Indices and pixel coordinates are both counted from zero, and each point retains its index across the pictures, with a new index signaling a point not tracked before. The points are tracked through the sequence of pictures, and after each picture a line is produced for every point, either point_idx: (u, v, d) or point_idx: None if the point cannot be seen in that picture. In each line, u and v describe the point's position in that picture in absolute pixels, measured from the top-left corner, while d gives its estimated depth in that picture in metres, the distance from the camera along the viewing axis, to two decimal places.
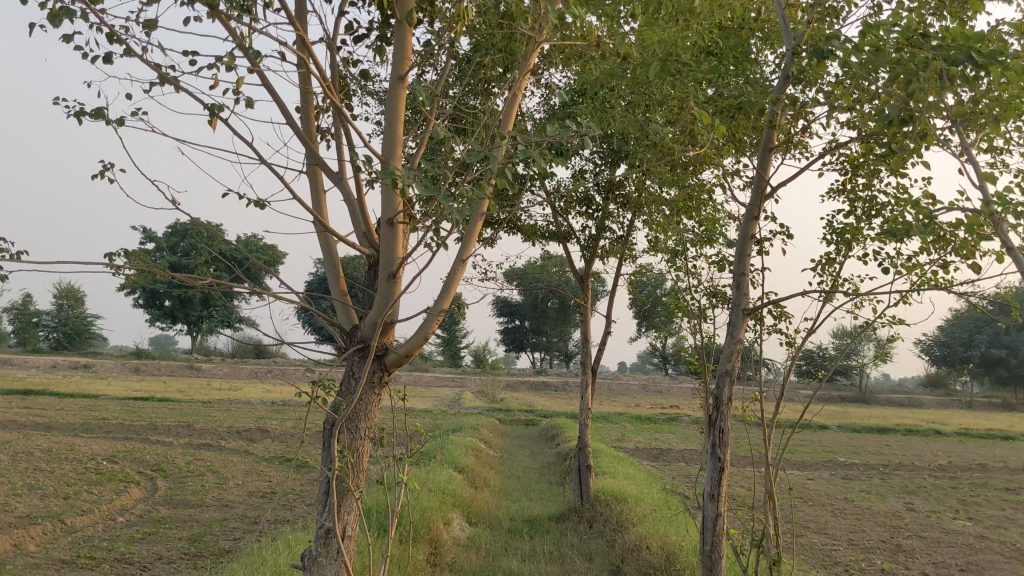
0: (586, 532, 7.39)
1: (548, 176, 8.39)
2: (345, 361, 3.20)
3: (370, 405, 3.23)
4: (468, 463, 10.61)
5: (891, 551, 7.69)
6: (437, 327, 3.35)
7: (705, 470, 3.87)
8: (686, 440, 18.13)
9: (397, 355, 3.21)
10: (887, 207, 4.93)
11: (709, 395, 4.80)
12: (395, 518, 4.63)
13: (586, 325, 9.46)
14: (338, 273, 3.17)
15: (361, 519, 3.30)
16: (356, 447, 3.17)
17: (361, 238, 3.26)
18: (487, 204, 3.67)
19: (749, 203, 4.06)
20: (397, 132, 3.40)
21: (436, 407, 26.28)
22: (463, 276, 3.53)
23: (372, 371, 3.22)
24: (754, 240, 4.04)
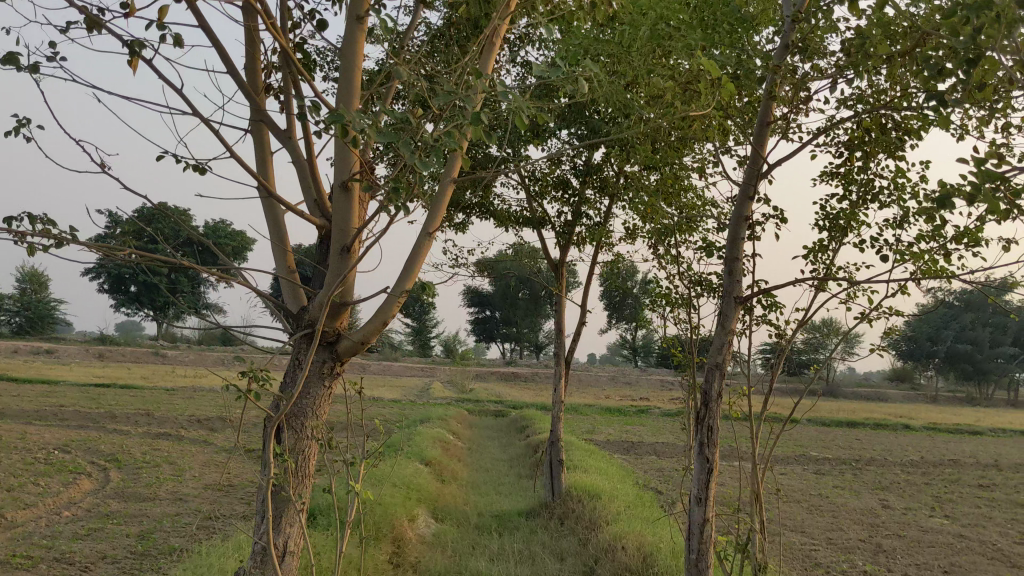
0: (557, 530, 7.08)
1: (523, 160, 8.05)
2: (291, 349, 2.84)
3: (316, 401, 2.88)
4: (435, 455, 10.26)
5: (870, 551, 7.47)
6: (398, 310, 2.99)
7: (693, 472, 3.56)
8: (657, 433, 17.93)
9: (349, 343, 2.85)
10: (884, 191, 4.67)
11: (693, 391, 4.48)
12: (351, 522, 4.28)
13: (560, 316, 9.14)
14: (284, 247, 2.79)
15: (304, 529, 2.97)
16: (302, 451, 2.85)
17: (313, 208, 2.89)
18: (457, 170, 3.30)
19: (743, 182, 3.75)
20: (354, 83, 3.06)
21: (405, 396, 25.93)
22: (429, 251, 3.16)
23: (321, 361, 2.87)
24: (748, 222, 3.72)
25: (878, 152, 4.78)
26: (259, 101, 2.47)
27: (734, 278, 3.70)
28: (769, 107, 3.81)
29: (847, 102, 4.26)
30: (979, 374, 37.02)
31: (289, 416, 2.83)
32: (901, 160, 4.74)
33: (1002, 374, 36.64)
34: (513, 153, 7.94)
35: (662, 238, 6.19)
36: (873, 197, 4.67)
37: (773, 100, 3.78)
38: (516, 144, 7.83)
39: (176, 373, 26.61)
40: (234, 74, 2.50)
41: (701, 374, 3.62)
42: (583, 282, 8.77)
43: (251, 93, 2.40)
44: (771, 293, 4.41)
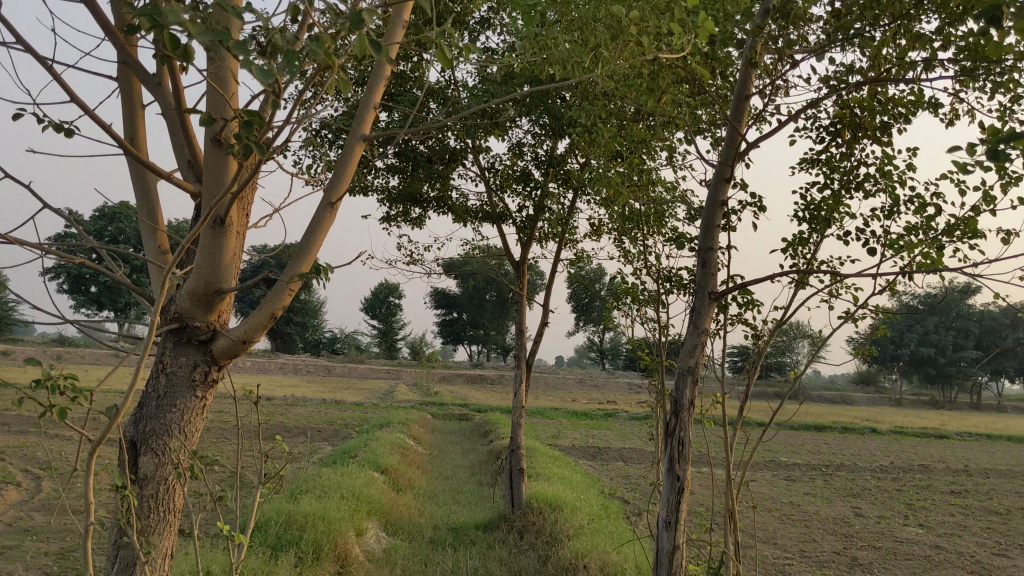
0: (517, 544, 6.61)
1: (484, 151, 7.62)
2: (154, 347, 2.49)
3: (184, 414, 2.47)
4: (392, 462, 9.76)
5: (846, 564, 7.11)
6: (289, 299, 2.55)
7: (661, 490, 3.12)
8: (624, 438, 17.56)
9: (228, 340, 2.48)
10: (869, 178, 4.29)
11: (661, 397, 4.04)
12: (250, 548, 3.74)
13: (521, 316, 8.69)
14: (150, 222, 2.36)
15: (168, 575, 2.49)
16: (162, 475, 2.41)
17: (188, 171, 2.42)
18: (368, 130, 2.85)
19: (719, 161, 3.33)
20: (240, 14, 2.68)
21: (368, 400, 25.42)
22: (332, 224, 2.71)
23: (192, 363, 2.49)
24: (723, 206, 3.29)
25: (864, 137, 4.40)
26: (125, 41, 2.03)
27: (709, 269, 3.27)
28: (748, 78, 3.40)
29: (831, 78, 3.87)
30: (944, 377, 37.16)
31: (146, 434, 2.42)
32: (889, 145, 4.36)
33: (965, 378, 36.84)
34: (472, 142, 7.55)
35: (631, 235, 5.78)
36: (859, 184, 4.29)
37: (753, 67, 3.37)
38: (477, 135, 7.42)
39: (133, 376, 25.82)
40: (95, 8, 2.05)
41: (671, 380, 3.19)
42: (545, 282, 8.35)
43: (111, 31, 1.97)
44: (748, 290, 4.01)
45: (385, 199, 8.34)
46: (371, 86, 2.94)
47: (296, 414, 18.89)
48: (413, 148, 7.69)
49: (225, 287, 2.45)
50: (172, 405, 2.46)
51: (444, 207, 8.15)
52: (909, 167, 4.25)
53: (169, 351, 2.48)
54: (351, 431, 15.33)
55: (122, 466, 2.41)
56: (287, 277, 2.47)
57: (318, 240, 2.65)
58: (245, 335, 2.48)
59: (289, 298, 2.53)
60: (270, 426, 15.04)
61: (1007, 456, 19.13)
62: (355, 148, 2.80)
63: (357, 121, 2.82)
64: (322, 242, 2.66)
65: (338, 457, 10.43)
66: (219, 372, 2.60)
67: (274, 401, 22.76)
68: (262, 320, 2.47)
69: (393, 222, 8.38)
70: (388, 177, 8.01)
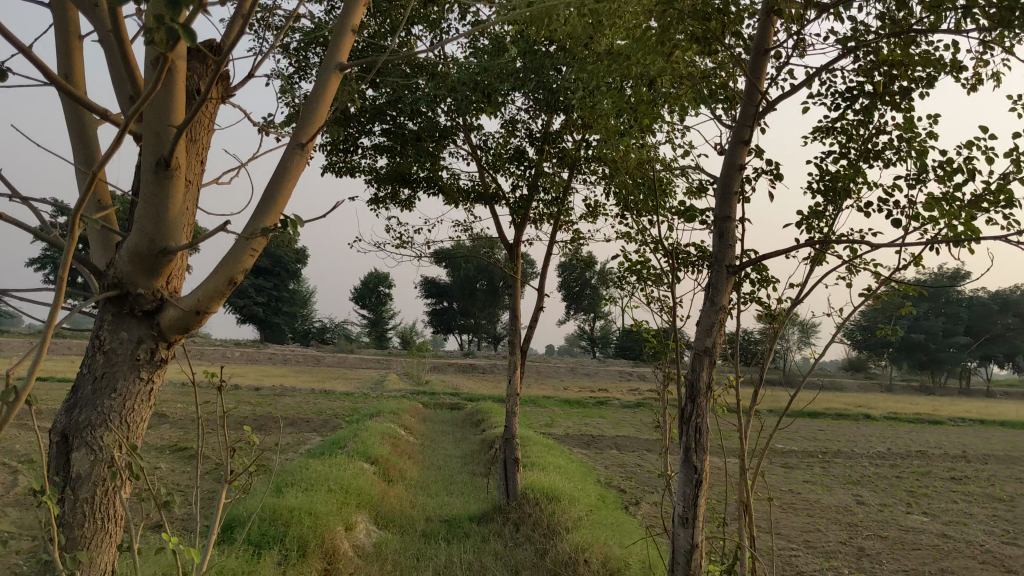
0: (512, 537, 6.35)
1: (475, 129, 7.33)
2: (93, 321, 2.22)
3: (125, 396, 2.21)
4: (383, 452, 9.48)
5: (853, 555, 6.86)
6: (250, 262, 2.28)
7: (676, 485, 2.86)
8: (618, 425, 17.32)
9: (178, 311, 2.22)
10: (888, 147, 4.03)
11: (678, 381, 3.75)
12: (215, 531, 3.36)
13: (516, 302, 8.40)
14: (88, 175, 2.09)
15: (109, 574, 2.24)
16: (96, 465, 2.16)
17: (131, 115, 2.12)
18: (338, 69, 2.60)
19: (739, 120, 3.04)
20: None
21: (358, 389, 25.13)
22: (301, 173, 2.45)
23: (135, 339, 2.22)
24: (741, 172, 3.01)
25: (881, 102, 4.15)
26: None
27: (726, 240, 2.99)
28: (768, 29, 3.12)
29: (849, 37, 3.59)
30: (936, 362, 37.05)
31: (78, 420, 2.15)
32: (909, 111, 4.09)
33: (955, 363, 36.75)
34: (463, 119, 7.26)
35: (633, 213, 5.51)
36: (878, 153, 4.02)
37: (774, 17, 3.09)
38: (468, 111, 7.13)
39: None
40: None
41: (686, 365, 2.92)
42: (539, 267, 8.06)
43: None
44: (763, 266, 3.74)
45: (373, 180, 8.04)
46: (342, 22, 2.69)
47: (284, 404, 18.59)
48: (402, 126, 7.40)
49: (171, 247, 2.16)
50: (111, 389, 2.19)
51: (435, 188, 7.84)
52: (934, 134, 3.98)
53: (107, 326, 2.20)
54: (340, 420, 15.04)
55: (51, 459, 2.14)
56: (248, 236, 2.20)
57: (284, 191, 2.38)
58: (199, 303, 2.22)
59: (249, 261, 2.27)
60: (258, 417, 14.73)
61: (1004, 441, 18.95)
62: (327, 87, 2.55)
63: (327, 61, 2.59)
64: (289, 194, 2.39)
65: (326, 447, 10.15)
66: (167, 350, 2.33)
67: (262, 390, 22.45)
68: (219, 287, 2.22)
69: (381, 204, 8.08)
70: (376, 157, 7.71)
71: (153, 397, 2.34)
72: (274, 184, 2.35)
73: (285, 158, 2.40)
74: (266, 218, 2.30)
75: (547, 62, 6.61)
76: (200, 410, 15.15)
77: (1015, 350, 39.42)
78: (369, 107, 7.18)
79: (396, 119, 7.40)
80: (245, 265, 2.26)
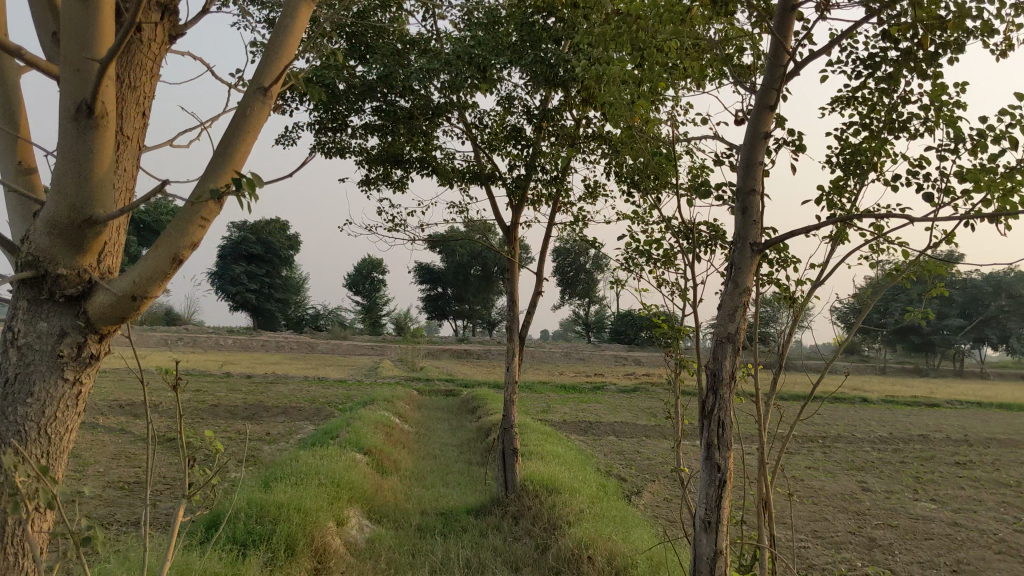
0: (511, 531, 6.10)
1: (470, 107, 7.05)
2: (14, 314, 1.99)
3: (45, 400, 1.95)
4: (376, 441, 9.22)
5: (864, 546, 6.62)
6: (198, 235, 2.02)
7: (698, 483, 2.62)
8: (614, 411, 17.07)
9: (112, 293, 1.96)
10: (915, 117, 3.79)
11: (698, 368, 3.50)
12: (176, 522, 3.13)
13: (513, 287, 8.11)
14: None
15: None
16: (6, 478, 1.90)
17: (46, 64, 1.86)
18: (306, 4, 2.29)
19: (763, 84, 2.76)
20: None
21: (351, 376, 24.85)
22: (265, 125, 2.16)
23: (60, 333, 1.97)
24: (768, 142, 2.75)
25: (907, 70, 3.90)
26: None
27: (750, 215, 2.73)
28: None
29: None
30: (931, 344, 36.94)
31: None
32: (936, 79, 3.84)
33: (949, 345, 36.66)
34: (457, 97, 6.99)
35: (640, 193, 5.23)
36: (903, 127, 3.78)
37: None
38: (462, 88, 6.84)
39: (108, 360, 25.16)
40: None
41: (708, 351, 2.67)
42: (538, 251, 7.78)
43: None
44: (782, 245, 3.48)
45: (364, 161, 7.76)
46: None
47: (276, 392, 18.30)
48: (394, 105, 7.11)
49: (97, 217, 1.92)
50: (27, 393, 1.93)
51: (429, 169, 7.55)
52: (963, 105, 3.73)
53: (26, 317, 1.96)
54: (333, 409, 14.76)
55: None
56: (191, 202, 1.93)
57: (243, 146, 2.10)
58: (134, 286, 1.95)
59: (196, 234, 2.00)
60: (249, 406, 14.46)
61: (1005, 423, 18.76)
62: (290, 27, 2.25)
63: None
64: (249, 149, 2.11)
65: (318, 437, 9.87)
66: (100, 344, 2.07)
67: (254, 378, 22.17)
68: (162, 266, 1.96)
69: (373, 185, 7.78)
70: (366, 137, 7.42)
71: (81, 402, 2.10)
72: (229, 138, 2.07)
73: (243, 108, 2.11)
74: (218, 177, 2.03)
75: (545, 36, 6.36)
76: (190, 401, 14.85)
77: (1010, 332, 39.23)
78: (359, 85, 6.89)
79: (387, 98, 7.11)
80: (192, 238, 2.00)
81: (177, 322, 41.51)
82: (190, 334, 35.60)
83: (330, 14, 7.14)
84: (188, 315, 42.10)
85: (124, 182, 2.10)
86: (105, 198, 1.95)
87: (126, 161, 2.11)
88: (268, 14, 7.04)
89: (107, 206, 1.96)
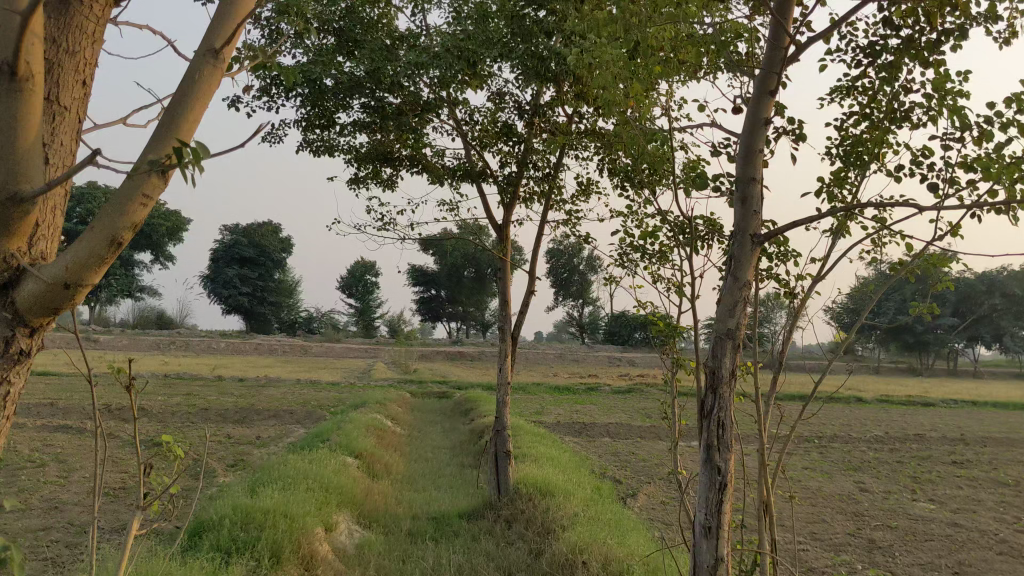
0: (504, 535, 5.97)
1: (461, 104, 6.92)
2: None
3: None
4: (367, 445, 9.07)
5: (864, 548, 6.50)
6: (137, 217, 1.61)
7: (697, 486, 2.50)
8: (608, 412, 16.95)
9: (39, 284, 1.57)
10: (917, 108, 3.68)
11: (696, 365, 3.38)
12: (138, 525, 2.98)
13: (505, 287, 7.98)
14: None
15: None
16: None
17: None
18: None
19: (762, 68, 2.64)
20: None
21: (344, 379, 24.70)
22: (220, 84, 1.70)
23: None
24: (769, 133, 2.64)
25: (908, 59, 3.80)
26: None
27: (750, 205, 2.61)
28: None
29: None
30: (924, 343, 36.94)
31: None
32: (938, 68, 3.74)
33: (942, 343, 36.67)
34: (447, 93, 6.88)
35: (635, 189, 5.11)
36: (906, 118, 3.67)
37: None
38: (452, 84, 6.72)
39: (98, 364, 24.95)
40: None
41: (706, 349, 2.55)
42: (530, 250, 7.66)
43: None
44: (782, 239, 3.37)
45: (353, 159, 7.63)
46: None
47: (268, 395, 18.13)
48: (384, 102, 6.98)
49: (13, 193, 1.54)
50: None
51: (419, 168, 7.42)
52: (966, 94, 3.62)
53: None
54: (325, 412, 14.62)
55: None
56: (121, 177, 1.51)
57: (196, 113, 1.67)
58: (68, 273, 1.57)
59: (134, 215, 1.59)
60: (240, 409, 14.30)
61: (999, 422, 18.69)
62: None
63: None
64: (203, 117, 1.68)
65: (308, 441, 9.72)
66: (33, 338, 1.66)
67: (246, 381, 22.02)
68: (94, 253, 1.56)
69: (362, 184, 7.65)
70: (355, 135, 7.30)
71: (12, 406, 1.68)
72: (178, 101, 1.63)
73: (191, 71, 1.67)
74: (164, 144, 1.60)
75: (537, 29, 6.18)
76: (179, 404, 14.69)
77: (1002, 330, 39.23)
78: (347, 81, 6.77)
79: (376, 94, 6.98)
80: (128, 219, 1.58)
81: (168, 325, 41.28)
82: (182, 337, 35.40)
83: (318, 10, 7.04)
84: (180, 318, 41.91)
85: (58, 152, 1.70)
86: (32, 175, 1.58)
87: (66, 137, 1.75)
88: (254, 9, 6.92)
89: (34, 184, 1.59)
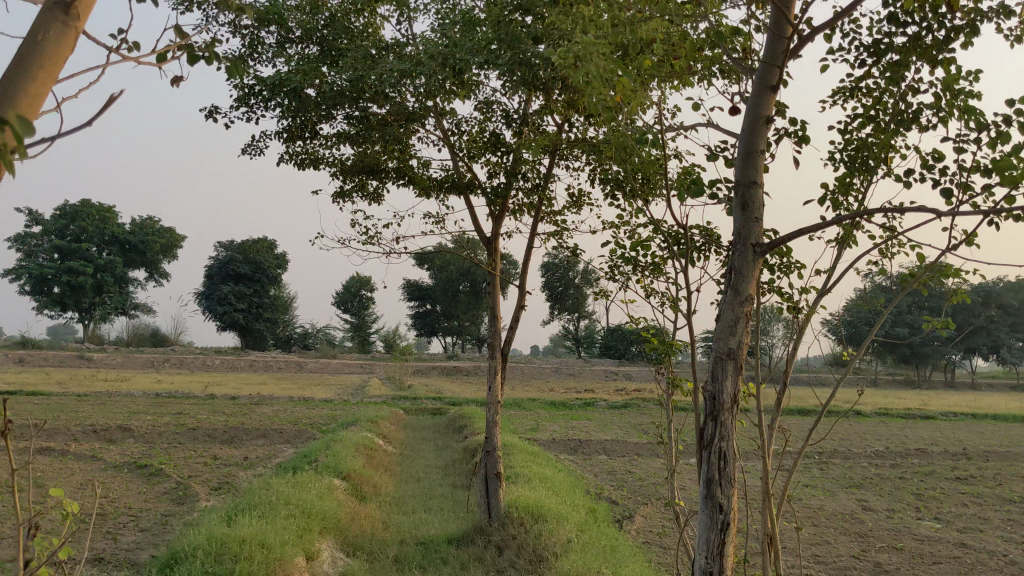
0: (494, 563, 5.72)
1: (448, 114, 6.70)
2: None
3: None
4: (355, 466, 8.80)
5: (870, 572, 6.25)
6: None
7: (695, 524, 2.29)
8: (604, 428, 16.69)
9: None
10: (924, 109, 3.45)
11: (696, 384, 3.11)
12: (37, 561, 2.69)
13: (495, 303, 7.73)
14: None
15: None
16: None
17: None
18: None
19: (763, 61, 2.42)
20: None
21: (338, 396, 24.42)
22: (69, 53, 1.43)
23: None
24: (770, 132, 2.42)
25: (915, 60, 3.57)
26: None
27: (751, 211, 2.39)
28: None
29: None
30: (923, 354, 36.71)
31: None
32: (947, 66, 3.50)
33: (940, 355, 36.45)
34: (434, 104, 6.66)
35: (628, 200, 4.88)
36: (915, 119, 3.44)
37: None
38: (439, 93, 6.49)
39: (89, 384, 24.66)
40: None
41: (703, 372, 2.33)
42: (522, 263, 7.41)
43: None
44: (784, 249, 3.14)
45: (338, 172, 7.39)
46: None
47: (259, 414, 17.87)
48: (367, 112, 6.76)
49: None
50: None
51: (406, 180, 7.18)
52: (977, 95, 3.39)
53: None
54: (316, 431, 14.35)
55: None
56: None
57: (42, 83, 1.37)
58: None
59: None
60: (229, 428, 14.04)
61: (999, 435, 18.45)
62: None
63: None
64: (51, 89, 1.38)
65: (296, 462, 9.46)
66: None
67: (238, 399, 21.71)
68: None
69: (347, 198, 7.41)
70: (339, 146, 7.06)
71: None
72: (16, 68, 1.33)
73: (35, 34, 1.39)
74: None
75: (524, 34, 5.89)
76: (168, 424, 14.42)
77: (998, 343, 39.02)
78: (331, 92, 6.55)
79: (359, 104, 6.75)
80: None
81: (162, 343, 40.99)
82: (175, 355, 35.10)
83: (300, 19, 6.82)
84: (174, 336, 41.58)
85: None
86: None
87: None
88: (233, 18, 6.71)
89: None
